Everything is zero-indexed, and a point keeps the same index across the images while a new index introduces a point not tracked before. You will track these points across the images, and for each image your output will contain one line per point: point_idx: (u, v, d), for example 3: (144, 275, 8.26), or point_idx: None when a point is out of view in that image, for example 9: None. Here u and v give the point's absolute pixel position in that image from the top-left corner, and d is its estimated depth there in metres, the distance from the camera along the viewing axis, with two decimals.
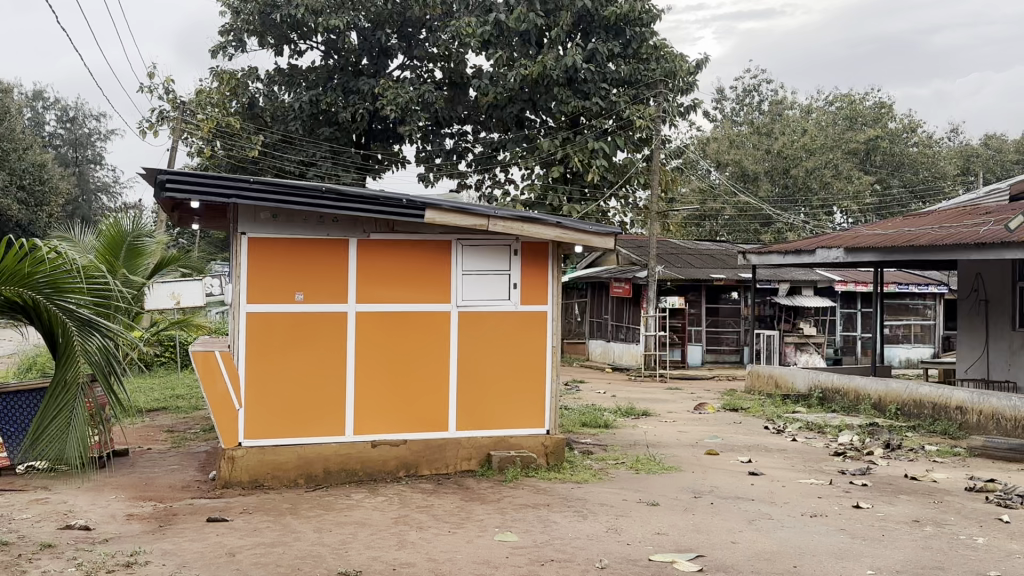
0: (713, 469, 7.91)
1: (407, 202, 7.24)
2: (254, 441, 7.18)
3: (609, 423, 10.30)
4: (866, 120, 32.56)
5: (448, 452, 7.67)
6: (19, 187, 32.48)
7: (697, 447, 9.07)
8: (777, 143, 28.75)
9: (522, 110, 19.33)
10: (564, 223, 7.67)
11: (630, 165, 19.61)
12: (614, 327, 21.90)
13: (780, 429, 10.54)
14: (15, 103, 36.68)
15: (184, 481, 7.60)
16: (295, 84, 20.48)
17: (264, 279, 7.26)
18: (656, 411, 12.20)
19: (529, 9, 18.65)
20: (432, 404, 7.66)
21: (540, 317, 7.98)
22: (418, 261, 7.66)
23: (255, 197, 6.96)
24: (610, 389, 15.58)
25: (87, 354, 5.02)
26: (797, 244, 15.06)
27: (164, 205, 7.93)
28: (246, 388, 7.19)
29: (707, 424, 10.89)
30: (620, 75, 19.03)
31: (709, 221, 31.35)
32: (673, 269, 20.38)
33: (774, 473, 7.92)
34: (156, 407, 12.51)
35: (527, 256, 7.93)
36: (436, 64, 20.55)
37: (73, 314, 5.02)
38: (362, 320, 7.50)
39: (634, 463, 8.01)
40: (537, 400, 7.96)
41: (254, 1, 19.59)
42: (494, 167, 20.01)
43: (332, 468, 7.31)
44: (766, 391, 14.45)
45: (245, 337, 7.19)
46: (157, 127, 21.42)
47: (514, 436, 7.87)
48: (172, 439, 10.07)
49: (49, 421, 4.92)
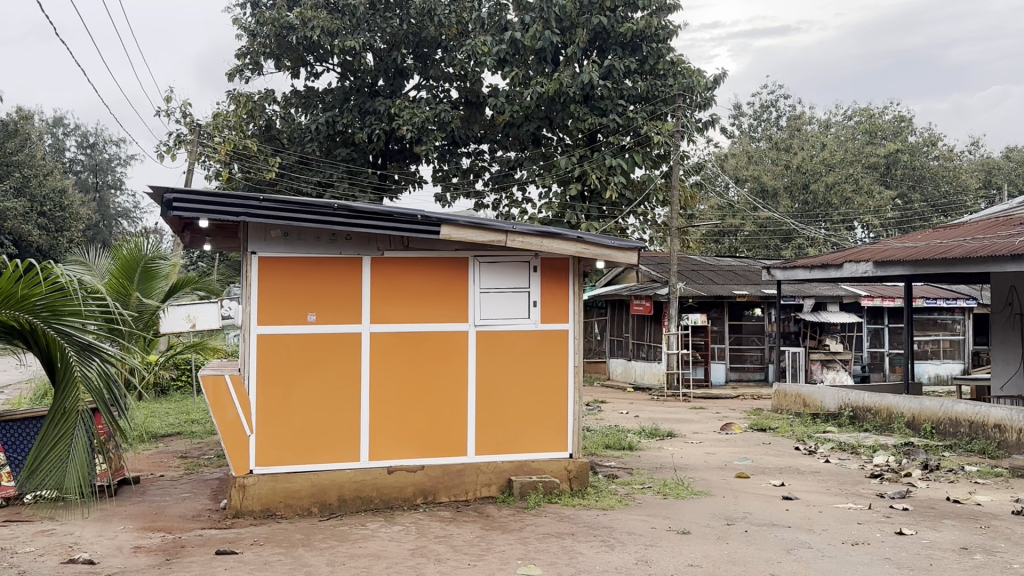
0: (745, 494, 7.56)
1: (421, 218, 6.99)
2: (267, 469, 6.92)
3: (633, 444, 9.97)
4: (885, 135, 32.26)
5: (466, 477, 7.36)
6: (40, 214, 32.53)
7: (726, 469, 8.72)
8: (797, 158, 28.43)
9: (539, 127, 19.10)
10: (584, 237, 7.39)
11: (648, 181, 19.32)
12: (635, 345, 21.57)
13: (812, 449, 10.18)
14: (37, 131, 36.93)
15: (195, 510, 7.33)
16: (312, 106, 20.42)
17: (274, 300, 7.02)
18: (681, 432, 11.86)
19: (544, 27, 18.52)
20: (450, 427, 7.37)
21: (561, 336, 7.68)
22: (434, 279, 7.40)
23: (265, 216, 6.73)
24: (633, 409, 15.24)
25: (87, 380, 4.77)
26: (823, 259, 14.70)
27: (173, 226, 7.72)
28: (257, 413, 6.94)
29: (734, 445, 10.53)
30: (637, 91, 18.78)
31: (729, 237, 30.99)
32: (695, 285, 20.05)
33: (809, 497, 7.56)
34: (171, 432, 12.29)
35: (547, 273, 7.65)
36: (452, 84, 20.49)
37: (73, 338, 4.78)
38: (376, 341, 7.24)
39: (662, 487, 7.67)
40: (560, 422, 7.64)
41: (270, 23, 19.52)
42: (511, 186, 19.76)
43: (346, 496, 7.03)
44: (793, 410, 14.06)
45: (255, 360, 6.95)
46: (174, 150, 21.37)
47: (535, 460, 7.54)
48: (186, 465, 9.82)
49: (48, 450, 4.68)
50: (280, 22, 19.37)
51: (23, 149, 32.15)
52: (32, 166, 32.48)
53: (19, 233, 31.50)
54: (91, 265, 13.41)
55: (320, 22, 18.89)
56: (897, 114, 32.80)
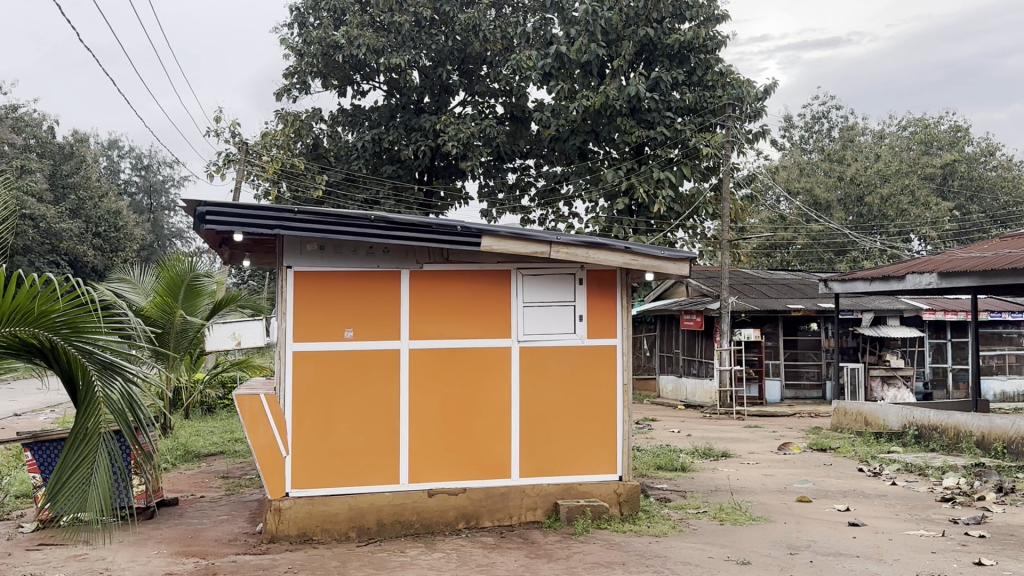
0: (808, 520, 7.10)
1: (462, 229, 6.70)
2: (303, 491, 6.65)
3: (687, 465, 9.53)
4: (941, 145, 31.38)
5: (511, 501, 7.01)
6: (95, 235, 33.01)
7: (786, 493, 8.24)
8: (851, 169, 27.68)
9: (585, 141, 18.76)
10: (633, 247, 7.03)
11: (698, 194, 18.85)
12: (685, 362, 21.04)
13: (877, 471, 9.66)
14: (92, 154, 37.60)
15: (232, 534, 7.09)
16: (358, 123, 20.37)
17: (311, 315, 6.78)
18: (736, 452, 11.38)
19: (590, 40, 18.20)
20: (493, 448, 7.04)
21: (609, 352, 7.30)
22: (475, 293, 7.10)
23: (300, 228, 6.49)
24: (685, 428, 14.76)
25: (110, 401, 4.56)
26: (883, 271, 14.09)
27: (210, 241, 7.54)
28: (294, 435, 6.70)
29: (794, 466, 10.04)
30: (685, 103, 18.36)
31: (781, 251, 30.27)
32: (748, 300, 19.51)
33: (877, 523, 7.07)
34: (214, 452, 12.14)
35: (594, 285, 7.29)
36: (497, 99, 20.28)
37: (94, 356, 4.54)
38: (416, 358, 6.96)
39: (718, 512, 7.24)
40: (608, 443, 7.25)
41: (317, 43, 19.41)
42: (557, 201, 19.41)
43: (385, 520, 6.72)
44: (854, 429, 13.47)
45: (292, 379, 6.71)
46: (222, 169, 21.45)
47: (583, 483, 7.16)
48: (227, 486, 9.63)
49: (69, 474, 4.45)
50: (326, 41, 19.28)
51: (79, 171, 32.69)
52: (88, 188, 33.00)
53: (75, 254, 31.97)
54: (136, 283, 13.37)
55: (366, 40, 18.82)
56: (953, 124, 31.91)
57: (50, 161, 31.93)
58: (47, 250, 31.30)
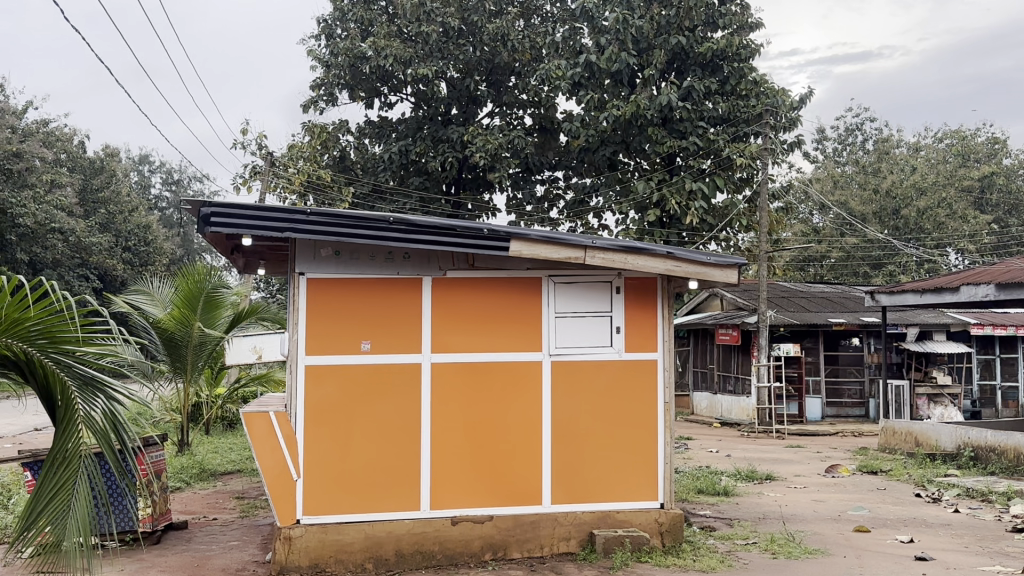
0: (869, 553, 6.45)
1: (489, 232, 6.16)
2: (316, 519, 6.12)
3: (730, 489, 8.90)
4: (979, 158, 30.42)
5: (541, 530, 6.41)
6: (124, 249, 32.97)
7: (842, 522, 7.58)
8: (887, 182, 26.87)
9: (615, 152, 18.16)
10: (675, 252, 6.43)
11: (732, 206, 18.04)
12: (720, 378, 20.35)
13: (936, 496, 8.95)
14: (124, 169, 37.66)
15: (241, 564, 6.56)
16: (385, 135, 19.98)
17: (325, 324, 6.25)
18: (782, 474, 10.71)
19: (620, 48, 17.64)
20: (523, 470, 6.47)
21: (649, 366, 6.70)
22: (502, 303, 6.55)
23: (313, 232, 5.98)
24: (723, 447, 14.09)
25: (92, 420, 4.02)
26: (934, 282, 13.36)
27: (220, 248, 7.06)
28: (306, 456, 6.17)
29: (846, 491, 9.36)
30: (719, 113, 17.70)
31: (814, 265, 29.49)
32: (786, 313, 18.82)
33: (947, 558, 6.39)
34: (231, 470, 11.64)
35: (633, 296, 6.70)
36: (526, 111, 19.79)
37: (74, 370, 4.02)
38: (438, 374, 6.41)
39: (769, 544, 6.60)
40: (647, 466, 6.64)
41: (344, 54, 19.02)
42: (586, 214, 18.79)
43: (405, 551, 6.16)
44: (904, 450, 12.75)
45: (305, 396, 6.18)
46: (247, 182, 21.14)
47: (621, 510, 6.55)
48: (242, 507, 9.12)
49: (45, 503, 3.88)
50: (353, 52, 18.85)
51: (110, 186, 32.77)
52: (118, 203, 33.10)
53: (105, 268, 31.90)
54: (155, 294, 12.92)
55: (393, 51, 18.44)
56: (991, 136, 31.02)
57: (81, 175, 32.13)
58: (78, 265, 31.17)
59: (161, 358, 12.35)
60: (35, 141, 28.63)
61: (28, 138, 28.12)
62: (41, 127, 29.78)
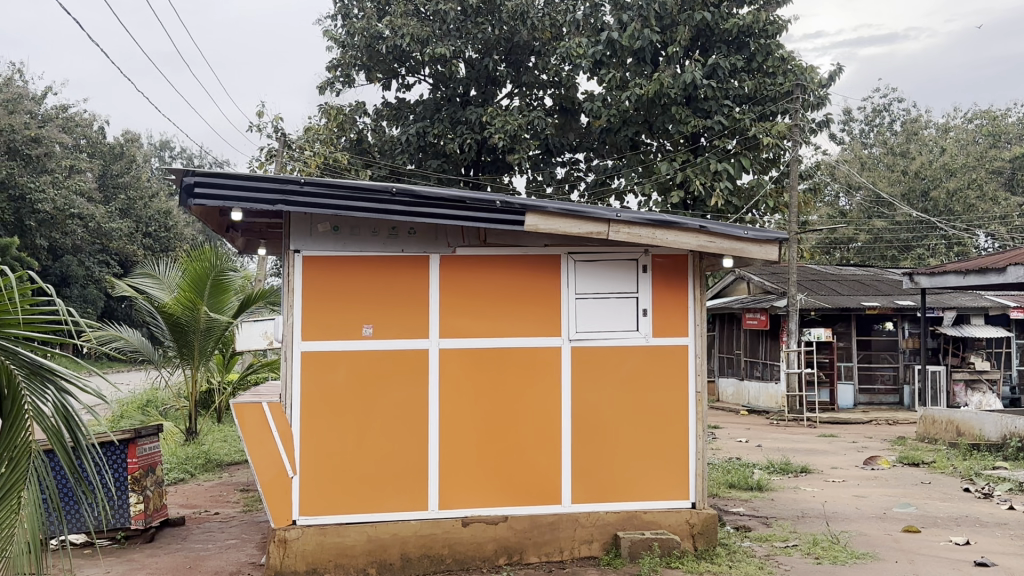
0: (921, 557, 5.85)
1: (501, 204, 5.60)
2: (313, 519, 5.61)
3: (764, 484, 8.30)
4: (1010, 138, 29.29)
5: (561, 533, 5.86)
6: (145, 235, 32.53)
7: (888, 521, 6.98)
8: (915, 164, 26.08)
9: (636, 132, 17.45)
10: (708, 226, 5.82)
11: (758, 187, 17.18)
12: (747, 364, 19.72)
13: (988, 492, 8.31)
14: (145, 154, 37.37)
15: (235, 566, 6.08)
16: (402, 117, 19.34)
17: (323, 306, 5.72)
18: (818, 467, 10.08)
19: (642, 25, 16.95)
20: (542, 463, 5.92)
21: (679, 353, 6.11)
22: (519, 283, 5.98)
23: (306, 205, 5.43)
24: (752, 437, 13.47)
25: (43, 417, 3.18)
26: (977, 262, 12.62)
27: (212, 224, 6.56)
28: (303, 452, 5.65)
29: (889, 485, 8.74)
30: (745, 90, 16.89)
31: (841, 249, 28.64)
32: (817, 297, 18.13)
33: (1008, 563, 5.76)
34: (237, 462, 11.17)
35: (660, 276, 6.10)
36: (546, 91, 19.13)
37: (20, 357, 3.17)
38: (447, 361, 5.86)
39: (812, 547, 6.01)
40: (676, 461, 6.06)
41: (360, 34, 18.40)
42: (607, 197, 18.14)
43: (411, 555, 5.64)
44: (944, 439, 12.10)
45: (302, 385, 5.66)
46: (262, 165, 20.66)
47: (649, 511, 5.98)
48: (246, 501, 8.65)
49: None
50: (369, 32, 18.27)
51: (129, 171, 32.59)
52: (138, 188, 32.72)
53: (126, 254, 31.43)
54: (162, 278, 12.47)
55: (409, 30, 17.91)
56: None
57: (101, 160, 31.88)
58: (98, 250, 30.83)
59: (169, 344, 11.91)
60: (54, 128, 28.19)
61: (47, 123, 27.82)
62: (60, 113, 29.34)
